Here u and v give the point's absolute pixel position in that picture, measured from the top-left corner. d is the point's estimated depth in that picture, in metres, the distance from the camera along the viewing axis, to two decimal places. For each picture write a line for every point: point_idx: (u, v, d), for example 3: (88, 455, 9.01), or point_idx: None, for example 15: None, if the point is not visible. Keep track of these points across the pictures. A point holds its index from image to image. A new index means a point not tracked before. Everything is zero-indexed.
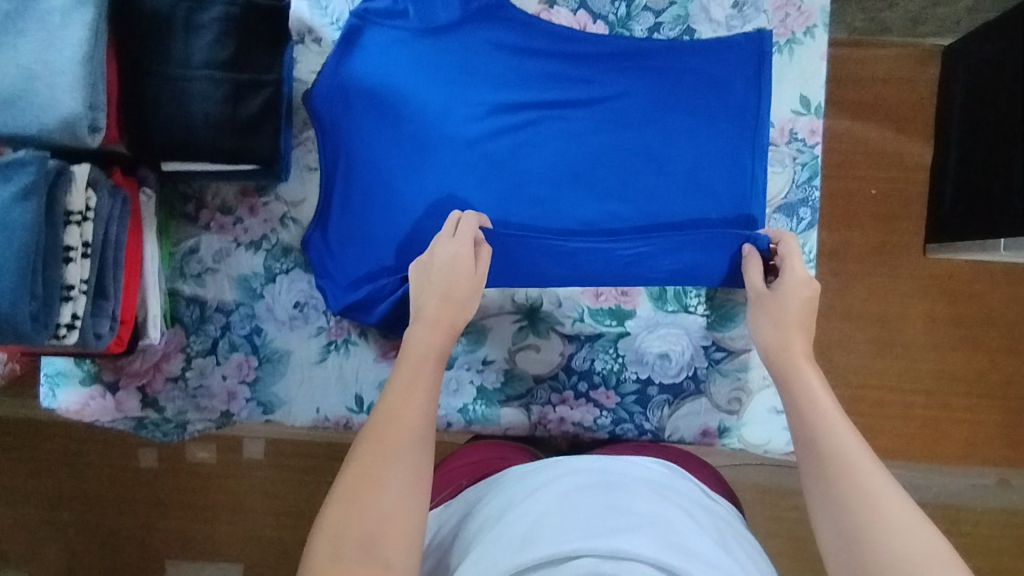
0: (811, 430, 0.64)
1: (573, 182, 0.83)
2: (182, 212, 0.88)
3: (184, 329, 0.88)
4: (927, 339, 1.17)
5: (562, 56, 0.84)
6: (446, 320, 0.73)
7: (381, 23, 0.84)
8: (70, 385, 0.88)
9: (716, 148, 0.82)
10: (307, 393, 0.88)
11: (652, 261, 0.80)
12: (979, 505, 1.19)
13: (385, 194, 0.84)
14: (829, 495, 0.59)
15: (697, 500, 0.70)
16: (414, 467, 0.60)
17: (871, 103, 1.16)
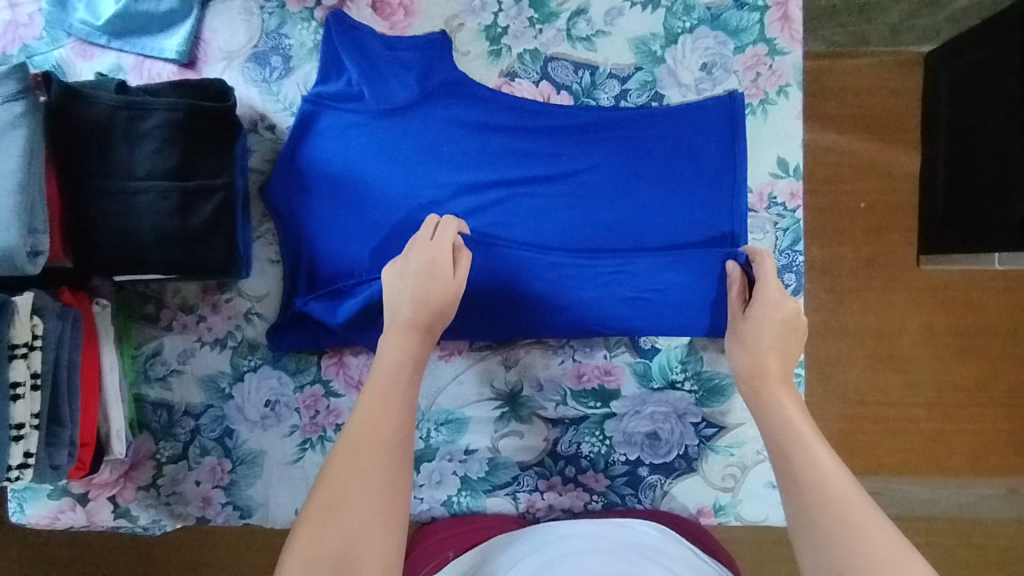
0: (788, 455, 0.59)
1: (548, 246, 0.78)
2: (142, 314, 0.84)
3: (152, 435, 0.85)
4: (925, 351, 1.09)
5: (525, 131, 0.80)
6: (424, 322, 0.69)
7: (335, 107, 0.80)
8: (38, 499, 0.85)
9: (694, 207, 0.77)
10: (285, 493, 0.84)
11: (634, 278, 0.76)
12: (989, 517, 1.09)
13: (351, 237, 0.79)
14: (809, 523, 0.53)
15: (691, 564, 0.66)
16: (392, 485, 0.56)
17: (855, 114, 1.09)
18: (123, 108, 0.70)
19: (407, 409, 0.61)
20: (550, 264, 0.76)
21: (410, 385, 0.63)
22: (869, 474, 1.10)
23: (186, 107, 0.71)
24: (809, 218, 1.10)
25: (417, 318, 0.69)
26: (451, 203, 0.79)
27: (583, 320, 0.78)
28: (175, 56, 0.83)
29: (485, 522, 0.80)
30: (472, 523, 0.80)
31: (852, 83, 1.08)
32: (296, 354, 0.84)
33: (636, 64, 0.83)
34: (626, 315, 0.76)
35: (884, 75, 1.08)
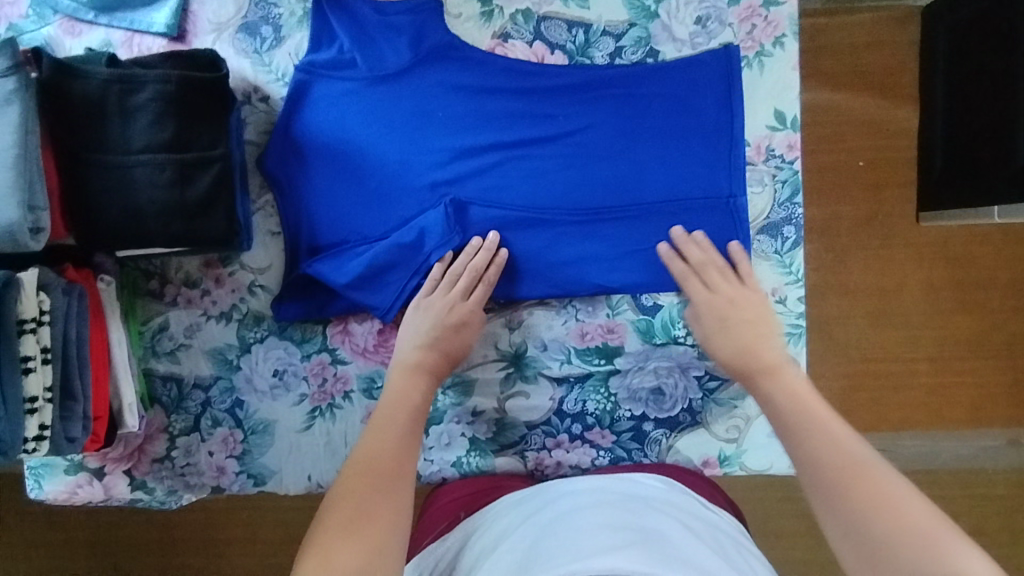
0: (804, 429, 0.61)
1: (547, 205, 0.78)
2: (146, 290, 0.85)
3: (164, 409, 0.86)
4: (925, 306, 1.10)
5: (521, 92, 0.79)
6: (429, 364, 0.76)
7: (328, 74, 0.80)
8: (56, 475, 0.87)
9: (693, 163, 0.77)
10: (297, 461, 0.85)
11: (633, 233, 0.78)
12: (990, 467, 1.12)
13: (351, 205, 0.80)
14: (830, 492, 0.55)
15: (694, 511, 0.68)
16: (400, 503, 0.58)
17: (853, 70, 1.08)
18: (114, 81, 0.70)
19: (407, 432, 0.66)
20: (549, 221, 0.77)
21: (415, 423, 0.68)
22: (872, 430, 1.12)
23: (179, 78, 0.71)
24: (810, 176, 1.10)
25: (422, 361, 0.75)
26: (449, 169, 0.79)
27: (583, 277, 0.79)
28: (164, 29, 0.82)
29: (495, 483, 0.81)
30: (481, 483, 0.81)
31: (848, 38, 1.08)
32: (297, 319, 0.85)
33: (630, 20, 0.82)
34: (626, 267, 0.79)
35: (880, 30, 1.07)
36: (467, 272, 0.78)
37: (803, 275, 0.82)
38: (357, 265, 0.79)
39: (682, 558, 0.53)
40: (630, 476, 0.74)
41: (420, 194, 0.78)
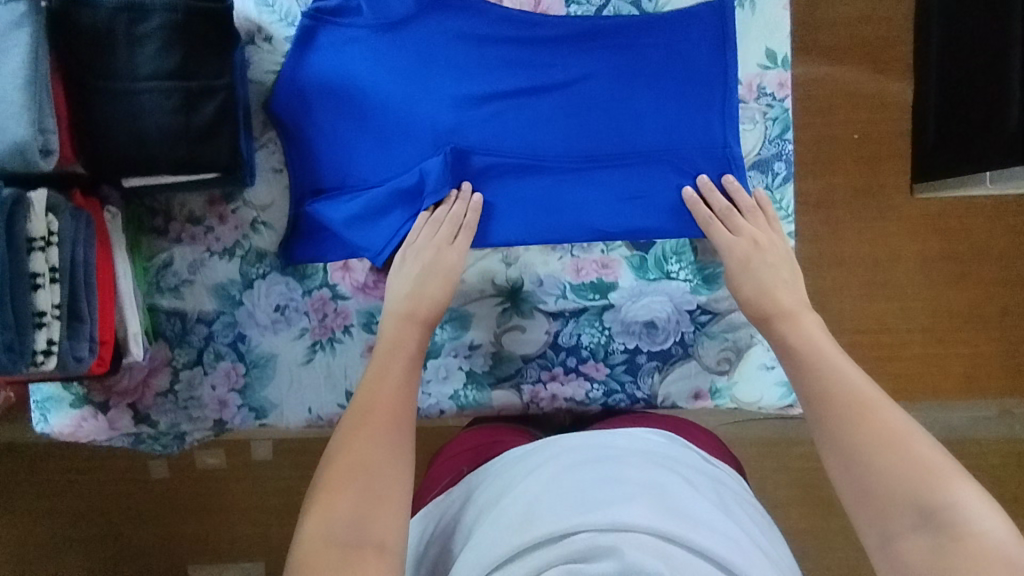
0: (818, 371, 0.67)
1: (545, 151, 0.81)
2: (151, 227, 0.86)
3: (168, 343, 0.88)
4: (918, 277, 1.24)
5: (522, 41, 0.82)
6: (422, 314, 0.77)
7: (335, 22, 0.82)
8: (61, 408, 0.88)
9: (686, 113, 0.80)
10: (298, 394, 0.87)
11: (627, 179, 0.81)
12: (978, 434, 1.28)
13: (355, 151, 0.83)
14: (841, 427, 0.61)
15: (698, 464, 0.70)
16: (397, 450, 0.64)
17: (845, 45, 1.21)
18: (122, 9, 0.71)
19: (404, 382, 0.71)
20: (547, 167, 0.81)
21: (410, 376, 0.72)
22: None
23: (185, 8, 0.72)
24: (807, 149, 1.22)
25: (414, 310, 0.77)
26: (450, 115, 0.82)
27: (578, 221, 0.82)
28: None
29: (497, 435, 0.82)
30: (485, 436, 0.83)
31: (838, 14, 1.20)
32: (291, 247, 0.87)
33: None
34: (620, 212, 0.81)
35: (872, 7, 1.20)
36: (448, 220, 0.80)
37: (792, 213, 0.84)
38: (359, 208, 0.82)
39: (679, 506, 0.57)
40: (632, 430, 0.75)
41: (421, 140, 0.82)
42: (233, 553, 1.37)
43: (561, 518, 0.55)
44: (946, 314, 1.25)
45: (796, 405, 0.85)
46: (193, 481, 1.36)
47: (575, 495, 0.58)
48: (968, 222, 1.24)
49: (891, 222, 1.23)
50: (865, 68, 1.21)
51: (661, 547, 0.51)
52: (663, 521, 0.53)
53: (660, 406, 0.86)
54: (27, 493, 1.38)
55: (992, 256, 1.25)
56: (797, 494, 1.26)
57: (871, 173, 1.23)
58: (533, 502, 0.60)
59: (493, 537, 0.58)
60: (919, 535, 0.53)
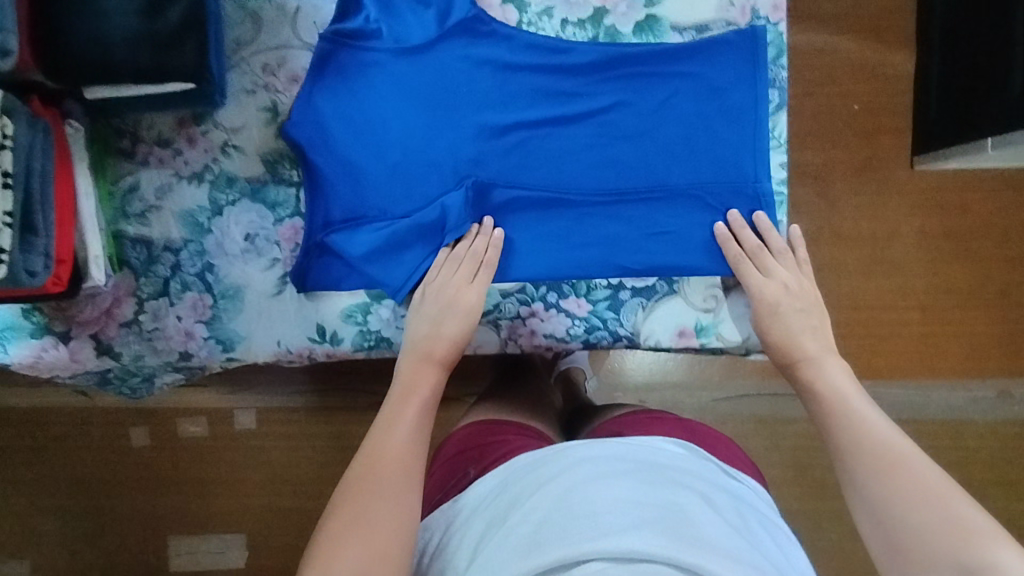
0: (845, 419, 0.63)
1: (569, 185, 0.79)
2: (118, 149, 0.83)
3: (132, 272, 0.84)
4: (918, 253, 1.22)
5: (546, 68, 0.80)
6: (439, 353, 0.74)
7: (354, 46, 0.79)
8: (21, 338, 0.84)
9: (716, 145, 0.78)
10: (266, 326, 0.84)
11: (653, 215, 0.79)
12: (980, 418, 1.22)
13: (373, 180, 0.80)
14: (870, 473, 0.57)
15: (723, 486, 0.64)
16: (404, 498, 0.58)
17: (849, 14, 1.21)
18: None
19: (419, 424, 0.66)
20: (572, 202, 0.79)
21: (423, 415, 0.67)
22: (865, 377, 1.23)
23: None
24: (806, 119, 1.22)
25: (431, 350, 0.74)
26: (472, 144, 0.80)
27: (604, 259, 0.79)
28: None
29: (500, 434, 0.79)
30: (491, 433, 0.79)
31: None
32: (261, 173, 0.83)
33: None
34: (646, 249, 0.79)
35: None
36: (468, 259, 0.78)
37: (784, 142, 0.81)
38: (379, 241, 0.80)
39: (703, 533, 0.52)
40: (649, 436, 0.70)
41: (442, 170, 0.80)
42: (214, 525, 1.33)
43: (569, 543, 0.51)
44: (944, 291, 1.22)
45: None
46: (172, 451, 1.32)
47: (586, 515, 0.54)
48: (968, 197, 1.22)
49: (888, 195, 1.22)
50: (866, 36, 1.21)
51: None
52: (684, 552, 0.49)
53: (643, 345, 0.83)
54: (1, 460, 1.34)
55: (993, 233, 1.22)
56: (792, 476, 1.22)
57: (871, 146, 1.22)
58: (544, 519, 0.55)
59: (498, 557, 0.54)
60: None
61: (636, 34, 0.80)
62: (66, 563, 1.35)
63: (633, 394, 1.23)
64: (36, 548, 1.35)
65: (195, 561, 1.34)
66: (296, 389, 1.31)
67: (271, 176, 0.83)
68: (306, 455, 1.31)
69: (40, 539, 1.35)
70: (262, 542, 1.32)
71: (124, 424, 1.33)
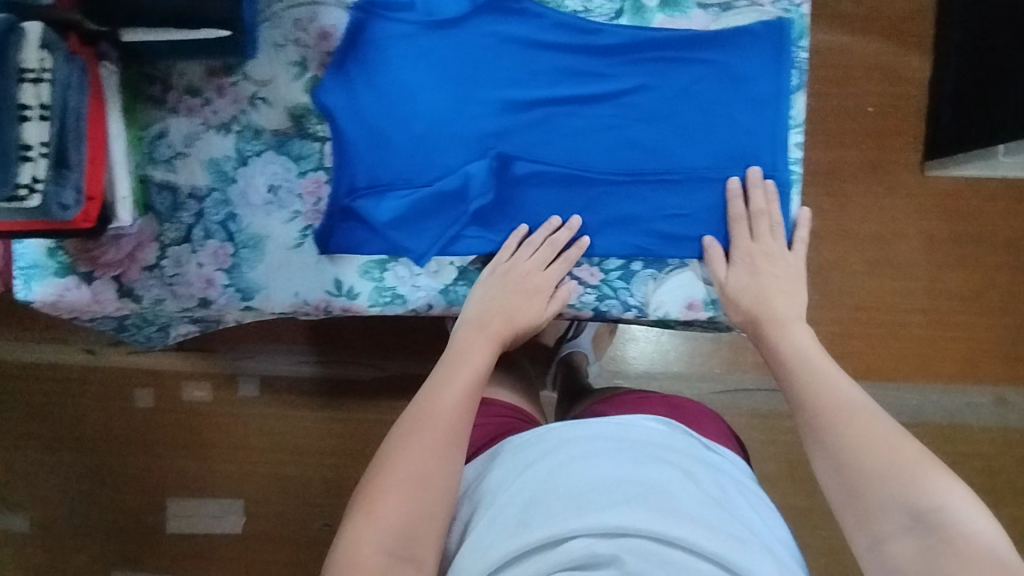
0: (803, 382, 0.68)
1: (591, 164, 0.81)
2: (148, 95, 0.84)
3: (157, 218, 0.86)
4: (923, 256, 1.24)
5: (575, 48, 0.81)
6: (493, 329, 0.77)
7: (387, 17, 0.81)
8: (44, 277, 0.86)
9: (738, 132, 0.80)
10: (285, 277, 0.86)
11: (671, 197, 0.81)
12: (975, 423, 1.24)
13: (400, 149, 0.82)
14: (814, 429, 0.63)
15: (702, 456, 0.66)
16: (453, 462, 0.63)
17: (868, 17, 1.23)
18: None
19: (468, 395, 0.69)
20: (592, 181, 0.81)
21: (472, 382, 0.70)
22: (863, 378, 1.24)
23: None
24: (820, 117, 1.24)
25: (488, 325, 0.77)
26: (498, 117, 0.81)
27: (621, 235, 0.82)
28: None
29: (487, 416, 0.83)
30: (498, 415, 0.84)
31: None
32: (287, 126, 0.84)
33: None
34: (661, 230, 0.81)
35: None
36: (545, 244, 0.80)
37: (803, 122, 0.81)
38: (402, 208, 0.82)
39: (688, 508, 0.56)
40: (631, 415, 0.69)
41: (467, 143, 0.82)
42: (212, 489, 1.35)
43: (556, 522, 0.55)
44: (947, 295, 1.24)
45: None
46: (176, 413, 1.35)
47: (572, 497, 0.57)
48: (976, 204, 1.23)
49: (896, 197, 1.23)
50: (885, 39, 1.23)
51: (661, 552, 0.51)
52: (669, 526, 0.53)
53: (652, 316, 0.84)
54: (10, 411, 1.37)
55: (997, 242, 1.23)
56: (786, 470, 1.24)
57: (882, 148, 1.23)
58: (533, 499, 0.59)
59: (491, 536, 0.58)
60: (906, 537, 0.52)
61: (662, 8, 0.80)
62: (66, 518, 1.37)
63: (632, 380, 1.26)
64: (40, 500, 1.38)
65: (192, 524, 1.35)
66: (299, 359, 1.33)
67: (296, 129, 0.84)
68: (309, 425, 1.33)
69: (44, 492, 1.37)
70: (261, 508, 1.34)
71: (130, 383, 1.35)
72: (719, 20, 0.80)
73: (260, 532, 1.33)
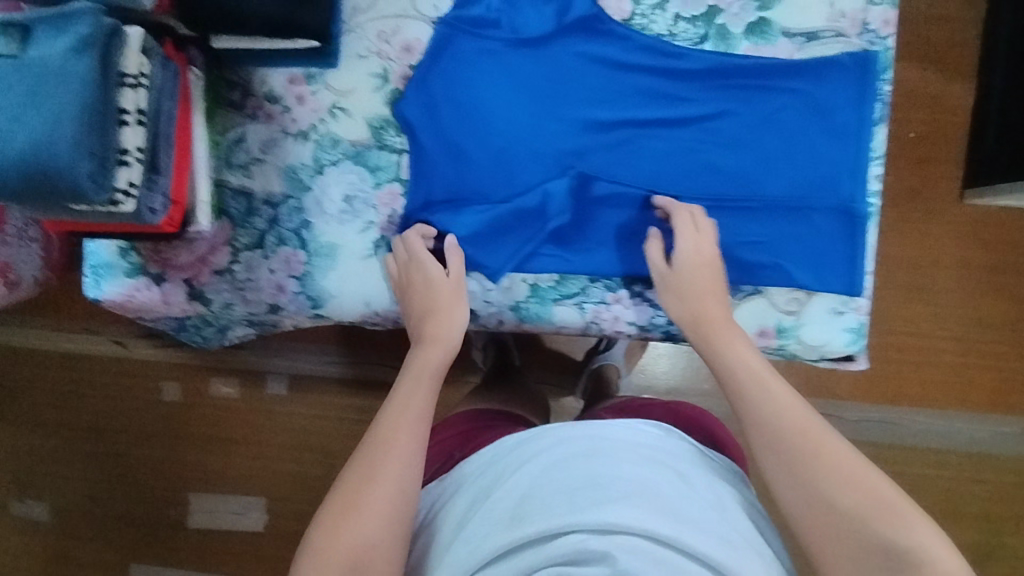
0: (755, 397, 0.63)
1: (670, 187, 0.81)
2: (228, 100, 0.85)
3: (231, 222, 0.86)
4: (957, 284, 1.23)
5: (658, 71, 0.81)
6: (435, 347, 0.74)
7: (471, 32, 0.82)
8: (114, 276, 0.86)
9: (818, 162, 0.80)
10: (356, 287, 0.86)
11: (746, 224, 0.81)
12: (1004, 453, 1.22)
13: (476, 163, 0.82)
14: (774, 451, 0.59)
15: (699, 462, 0.62)
16: (404, 486, 0.60)
17: (913, 44, 1.23)
18: None
19: (421, 414, 0.66)
20: (669, 204, 0.81)
21: (425, 403, 0.66)
22: (892, 403, 1.23)
23: None
24: None
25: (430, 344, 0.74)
26: (579, 137, 0.82)
27: None
28: None
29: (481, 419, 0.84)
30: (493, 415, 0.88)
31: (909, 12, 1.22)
32: (366, 137, 0.85)
33: None
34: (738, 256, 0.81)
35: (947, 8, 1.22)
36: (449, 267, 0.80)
37: (882, 154, 0.81)
38: (478, 223, 0.82)
39: (681, 511, 0.52)
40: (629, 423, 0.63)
41: (546, 162, 0.82)
42: (232, 485, 1.34)
43: (551, 517, 0.51)
44: (980, 323, 1.23)
45: (859, 353, 0.83)
46: (203, 409, 1.34)
47: (571, 493, 0.54)
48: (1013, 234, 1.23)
49: (934, 225, 1.23)
50: (930, 68, 1.22)
51: (657, 552, 0.48)
52: (660, 525, 0.49)
53: None
54: (38, 398, 1.37)
55: None
56: None
57: (922, 174, 1.23)
58: (528, 494, 0.55)
59: (484, 531, 0.54)
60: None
61: (747, 35, 0.80)
62: (86, 505, 1.37)
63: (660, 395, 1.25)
64: (65, 488, 1.37)
65: (212, 519, 1.34)
66: (326, 359, 1.31)
67: (375, 141, 0.85)
68: (336, 428, 1.31)
69: (68, 481, 1.37)
70: (285, 506, 1.32)
71: (157, 377, 1.35)
72: (803, 49, 0.80)
73: (280, 531, 1.31)
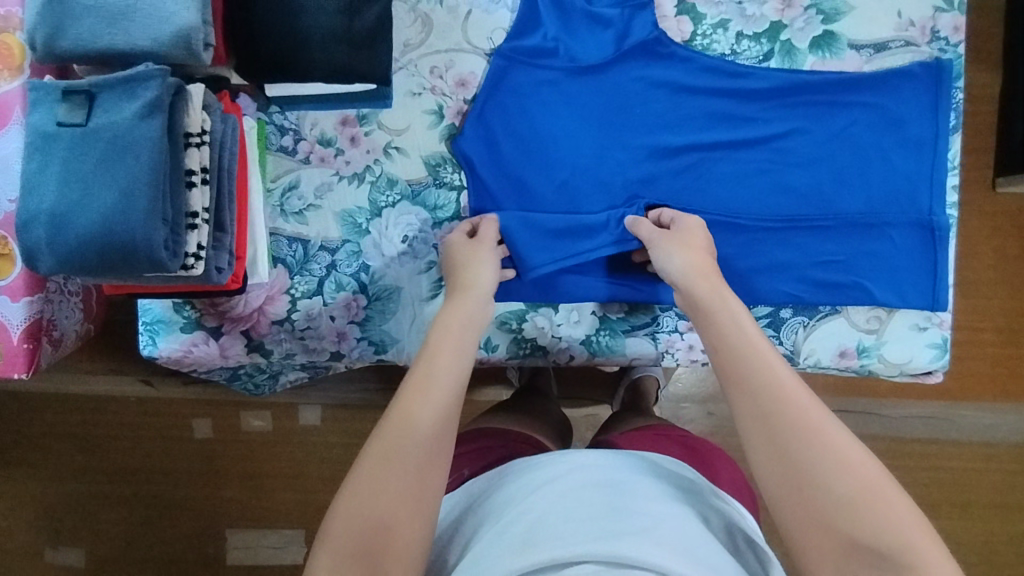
0: (739, 370, 0.53)
1: (742, 209, 0.79)
2: (279, 146, 0.82)
3: (287, 269, 0.83)
4: (999, 279, 1.08)
5: (724, 93, 0.79)
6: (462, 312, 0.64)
7: (528, 62, 0.79)
8: (171, 332, 0.83)
9: (891, 177, 0.78)
10: (419, 329, 0.83)
11: (818, 244, 0.79)
12: None
13: (538, 195, 0.80)
14: (758, 430, 0.50)
15: (706, 498, 0.56)
16: (433, 474, 0.51)
17: None
18: None
19: (453, 394, 0.55)
20: (741, 228, 0.79)
21: (455, 381, 0.56)
22: (934, 400, 1.10)
23: None
24: None
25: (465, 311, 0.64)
26: (645, 164, 0.80)
27: (773, 283, 0.79)
28: None
29: (494, 436, 0.73)
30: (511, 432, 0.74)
31: None
32: (423, 175, 0.82)
33: None
34: (817, 276, 0.79)
35: None
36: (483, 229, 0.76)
37: (957, 163, 0.80)
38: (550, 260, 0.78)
39: (695, 546, 0.46)
40: (644, 453, 0.60)
41: (612, 190, 0.80)
42: (275, 519, 1.18)
43: (562, 543, 0.45)
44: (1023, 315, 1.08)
45: (943, 369, 0.81)
46: (236, 446, 1.18)
47: (584, 521, 0.47)
48: None
49: (971, 215, 1.08)
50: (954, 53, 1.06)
51: None
52: (678, 561, 0.43)
53: (803, 365, 0.81)
54: (33, 444, 1.19)
55: None
56: None
57: None
58: (539, 519, 0.49)
59: (490, 553, 0.47)
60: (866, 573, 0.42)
61: (812, 49, 0.79)
62: (124, 552, 1.20)
63: (700, 403, 1.11)
64: (89, 536, 1.20)
65: (253, 556, 1.19)
66: (363, 384, 1.16)
67: (432, 179, 0.82)
68: None
69: (96, 532, 1.20)
70: None
71: (188, 414, 1.18)
72: (873, 61, 0.78)
73: None
